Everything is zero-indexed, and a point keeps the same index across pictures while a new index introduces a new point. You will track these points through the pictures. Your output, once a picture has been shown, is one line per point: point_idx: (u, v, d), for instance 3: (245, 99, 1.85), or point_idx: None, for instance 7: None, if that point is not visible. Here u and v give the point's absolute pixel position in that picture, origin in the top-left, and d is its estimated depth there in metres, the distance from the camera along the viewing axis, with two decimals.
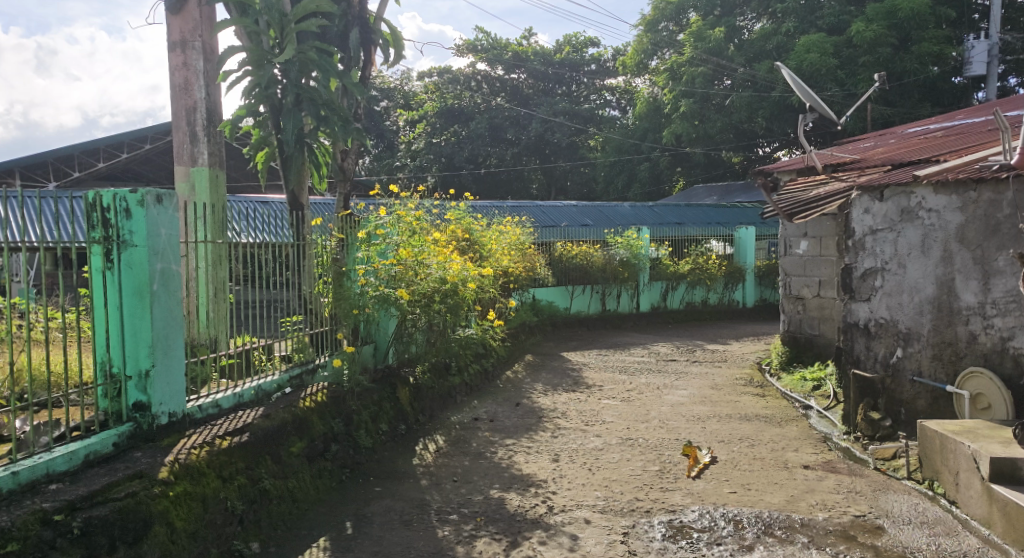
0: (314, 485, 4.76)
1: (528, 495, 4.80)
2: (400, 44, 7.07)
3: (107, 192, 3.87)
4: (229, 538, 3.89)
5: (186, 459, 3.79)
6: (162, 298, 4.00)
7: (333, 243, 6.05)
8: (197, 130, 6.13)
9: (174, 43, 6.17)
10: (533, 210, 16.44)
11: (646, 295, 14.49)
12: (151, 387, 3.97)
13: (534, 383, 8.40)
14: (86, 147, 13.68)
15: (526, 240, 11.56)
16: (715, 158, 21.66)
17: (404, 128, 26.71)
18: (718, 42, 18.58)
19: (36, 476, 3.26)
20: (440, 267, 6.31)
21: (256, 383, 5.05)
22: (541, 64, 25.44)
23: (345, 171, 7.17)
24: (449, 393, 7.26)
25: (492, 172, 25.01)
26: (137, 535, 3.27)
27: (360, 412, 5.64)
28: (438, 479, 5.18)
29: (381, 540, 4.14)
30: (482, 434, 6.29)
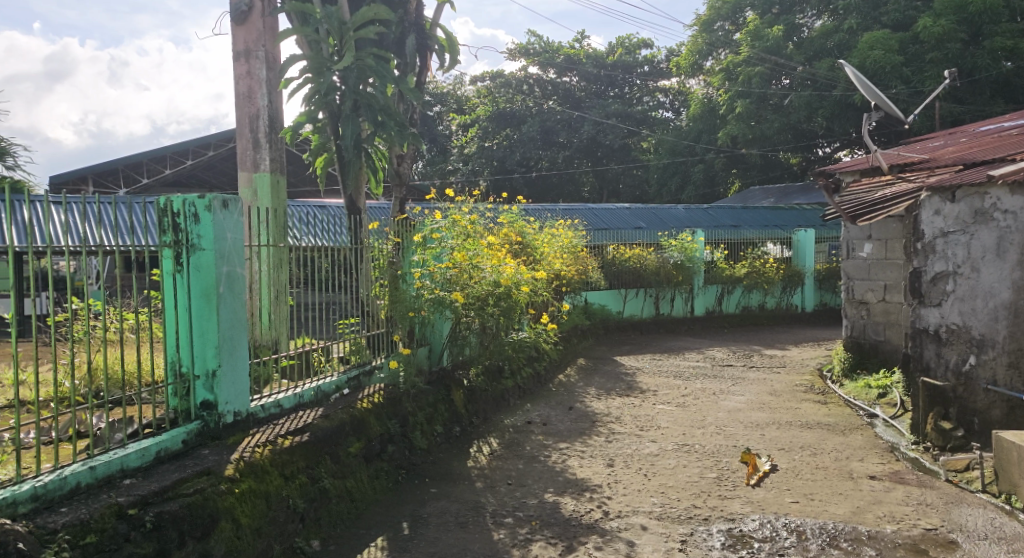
0: (371, 486, 4.82)
1: (583, 500, 4.77)
2: (456, 49, 7.14)
3: (177, 197, 4.01)
4: (291, 535, 3.98)
5: (251, 457, 3.89)
6: (228, 300, 4.15)
7: (389, 246, 6.12)
8: (259, 137, 6.31)
9: (239, 53, 6.38)
10: (586, 213, 16.40)
11: (701, 299, 14.29)
12: (218, 386, 4.10)
13: (587, 387, 8.37)
14: (154, 155, 14.22)
15: (579, 242, 11.52)
16: (773, 159, 21.23)
17: (457, 132, 27.05)
18: (776, 40, 18.23)
19: (112, 470, 3.38)
20: (494, 270, 6.38)
21: (315, 384, 5.17)
22: (593, 67, 25.32)
23: (402, 175, 7.22)
24: (503, 395, 7.30)
25: (544, 175, 25.05)
26: (205, 531, 3.37)
27: (416, 414, 5.71)
28: (493, 481, 5.20)
29: (437, 541, 4.18)
30: (537, 438, 6.29)
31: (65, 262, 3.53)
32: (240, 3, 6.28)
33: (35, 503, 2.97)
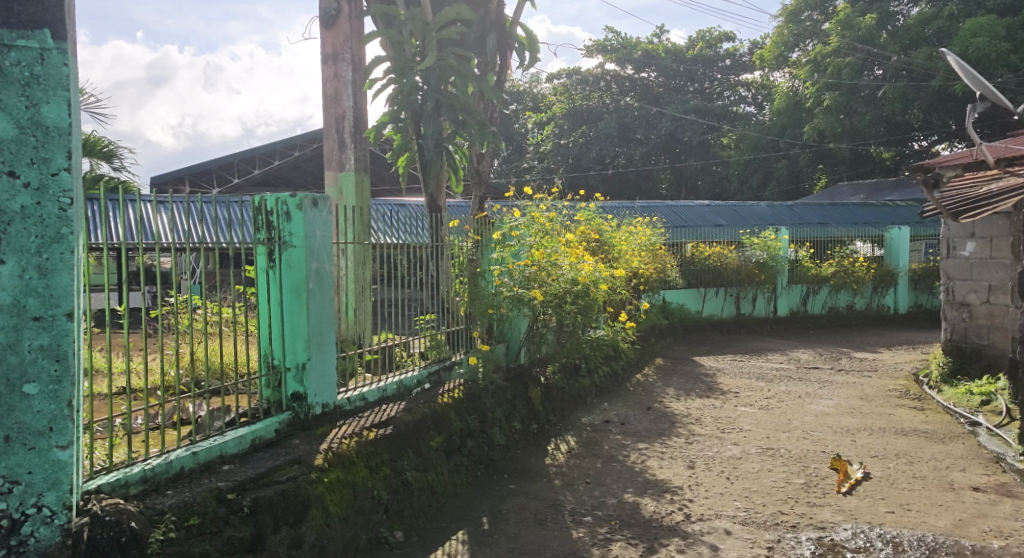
0: (452, 480, 4.89)
1: (663, 502, 4.70)
2: (535, 47, 7.15)
3: (269, 196, 4.16)
4: (376, 525, 4.09)
5: (338, 448, 4.00)
6: (317, 296, 4.28)
7: (469, 244, 6.20)
8: (345, 137, 6.51)
9: (326, 55, 6.57)
10: (665, 210, 16.16)
11: (784, 299, 13.86)
12: (307, 378, 4.25)
13: (665, 387, 8.25)
14: (244, 156, 14.87)
15: (657, 240, 11.36)
16: (863, 154, 20.33)
17: (533, 131, 27.09)
18: (869, 29, 17.43)
19: (212, 456, 3.55)
20: (573, 267, 6.32)
21: (397, 378, 5.28)
22: (672, 62, 24.81)
23: (481, 174, 7.28)
24: (580, 394, 7.28)
25: (620, 172, 24.86)
26: (297, 517, 3.51)
27: (494, 410, 5.75)
28: (571, 480, 5.20)
29: (517, 537, 4.21)
30: (615, 437, 6.24)
31: (169, 258, 3.67)
32: (329, 8, 6.48)
33: (145, 485, 3.15)
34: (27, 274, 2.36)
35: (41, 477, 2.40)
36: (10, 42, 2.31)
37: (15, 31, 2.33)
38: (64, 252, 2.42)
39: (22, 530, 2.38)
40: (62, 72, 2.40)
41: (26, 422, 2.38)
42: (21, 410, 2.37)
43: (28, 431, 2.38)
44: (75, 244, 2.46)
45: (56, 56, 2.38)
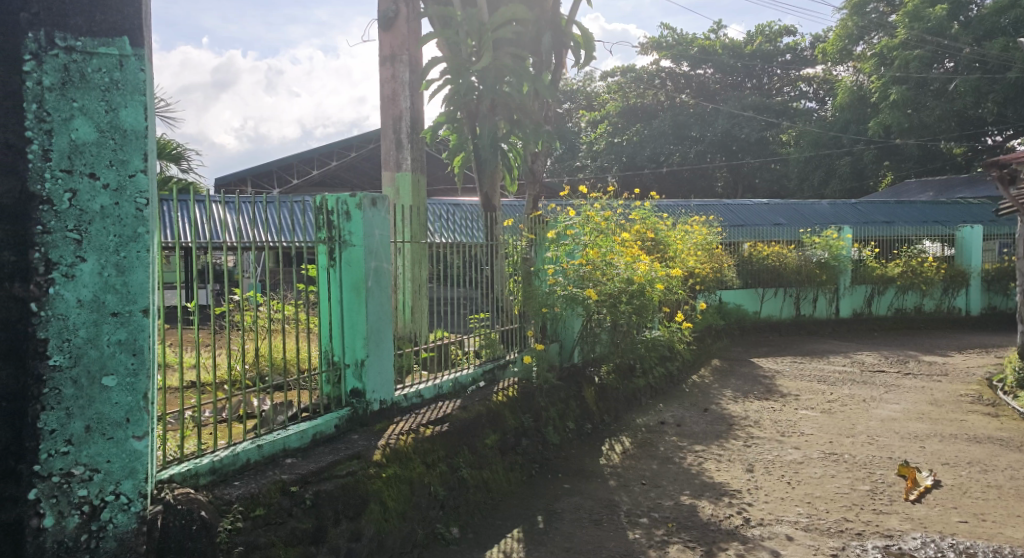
0: (506, 477, 4.92)
1: (722, 505, 4.62)
2: (591, 45, 7.11)
3: (330, 196, 4.24)
4: (433, 521, 4.14)
5: (396, 444, 4.06)
6: (375, 294, 4.35)
7: (523, 243, 6.26)
8: (402, 138, 6.60)
9: (385, 58, 6.67)
10: (721, 209, 15.86)
11: (847, 300, 13.43)
12: (365, 375, 4.33)
13: (723, 389, 8.10)
14: (303, 156, 15.23)
15: (714, 240, 11.15)
16: (932, 150, 19.57)
17: (586, 129, 26.96)
18: (940, 20, 16.81)
19: (276, 450, 3.65)
20: (628, 267, 6.26)
21: (453, 375, 5.33)
22: (730, 58, 24.32)
23: (535, 173, 7.28)
24: (635, 395, 7.20)
25: (675, 171, 24.50)
26: (357, 511, 3.58)
27: (549, 409, 5.73)
28: (626, 481, 5.15)
29: (573, 537, 4.20)
30: (671, 439, 6.17)
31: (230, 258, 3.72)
32: (387, 10, 6.56)
33: (213, 476, 3.26)
34: (107, 271, 2.35)
35: (119, 466, 2.39)
36: (92, 49, 2.31)
37: (96, 38, 2.32)
38: (141, 250, 2.41)
39: (102, 516, 2.38)
40: (140, 78, 2.40)
41: (105, 412, 2.36)
42: (100, 401, 2.35)
43: (107, 422, 2.37)
44: (150, 242, 2.45)
45: (134, 62, 2.38)
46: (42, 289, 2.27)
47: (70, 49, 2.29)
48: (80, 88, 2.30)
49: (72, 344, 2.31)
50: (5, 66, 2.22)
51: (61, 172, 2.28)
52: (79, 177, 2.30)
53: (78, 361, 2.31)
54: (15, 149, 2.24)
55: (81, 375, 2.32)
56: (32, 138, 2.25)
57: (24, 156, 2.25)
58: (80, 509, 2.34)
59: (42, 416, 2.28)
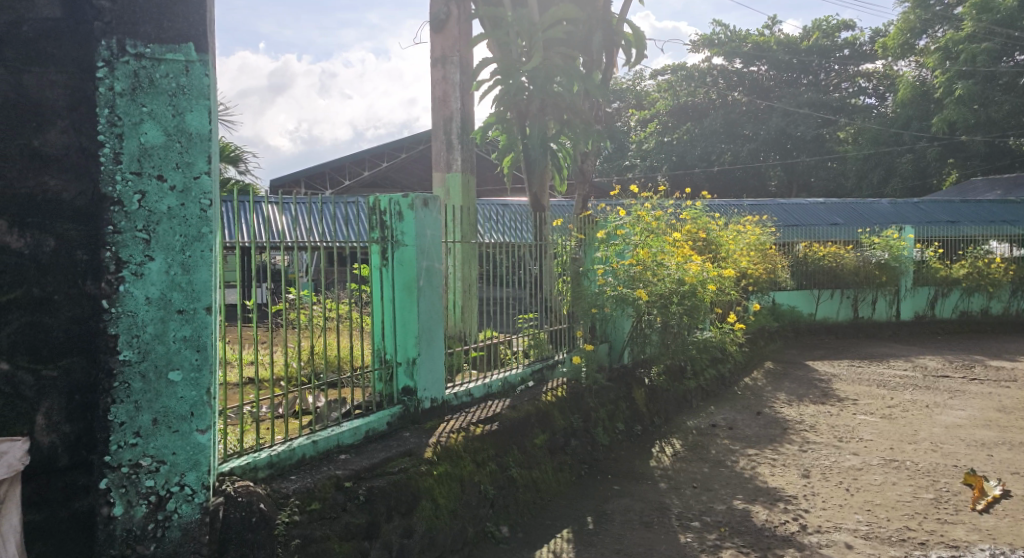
0: (556, 477, 4.91)
1: (777, 511, 4.53)
2: (642, 44, 7.05)
3: (383, 196, 4.29)
4: (483, 519, 4.17)
5: (447, 442, 4.09)
6: (427, 293, 4.40)
7: (572, 243, 6.24)
8: (452, 138, 6.66)
9: (436, 59, 6.73)
10: (775, 209, 15.52)
11: (909, 302, 13.00)
12: (417, 373, 4.38)
13: (777, 392, 7.94)
14: (355, 157, 15.47)
15: (768, 240, 10.91)
16: (1000, 146, 18.83)
17: (636, 128, 26.73)
18: (1010, 12, 16.21)
19: (330, 445, 3.73)
20: (679, 267, 6.18)
21: (502, 375, 5.36)
22: (785, 54, 23.79)
23: (585, 172, 7.25)
24: (686, 397, 7.11)
25: (726, 170, 24.02)
26: (409, 507, 3.62)
27: (598, 410, 5.69)
28: (677, 483, 5.09)
29: (623, 539, 4.17)
30: (722, 442, 6.08)
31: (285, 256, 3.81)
32: (439, 12, 6.63)
33: (271, 470, 3.34)
34: (173, 270, 2.43)
35: (183, 458, 2.47)
36: (160, 56, 2.39)
37: (163, 45, 2.40)
38: (205, 250, 2.48)
39: (167, 506, 2.46)
40: (204, 83, 2.46)
41: (172, 406, 2.45)
42: (166, 395, 2.44)
43: (173, 416, 2.45)
44: (214, 242, 2.52)
45: (199, 67, 2.45)
46: (112, 288, 2.36)
47: (141, 56, 2.38)
48: (148, 92, 2.38)
49: (140, 340, 2.40)
50: (80, 73, 2.34)
51: (131, 174, 2.37)
52: (147, 180, 2.39)
53: (146, 356, 2.40)
54: (88, 151, 2.34)
55: (149, 369, 2.41)
56: (104, 142, 2.35)
57: (97, 159, 2.35)
58: (147, 499, 2.43)
59: (113, 408, 2.38)
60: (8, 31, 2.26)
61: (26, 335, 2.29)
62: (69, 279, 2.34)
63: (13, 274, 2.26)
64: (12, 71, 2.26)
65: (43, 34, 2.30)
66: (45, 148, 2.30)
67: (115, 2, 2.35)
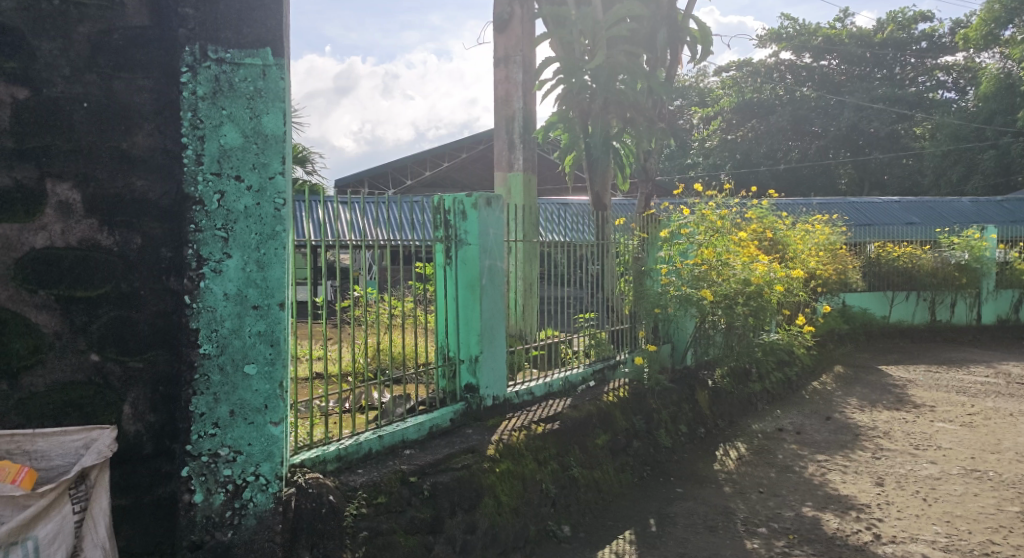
0: (617, 479, 4.87)
1: (849, 519, 4.39)
2: (708, 40, 6.92)
3: (447, 196, 4.33)
4: (544, 518, 4.18)
5: (509, 440, 4.10)
6: (489, 291, 4.42)
7: (634, 242, 6.18)
8: (514, 138, 6.68)
9: (499, 59, 6.76)
10: (845, 208, 15.02)
11: (991, 306, 12.46)
12: (479, 370, 4.41)
13: (847, 397, 7.68)
14: (416, 157, 15.65)
15: (838, 239, 10.53)
16: None
17: (698, 126, 26.26)
18: None
19: (396, 441, 3.80)
20: (745, 268, 6.06)
21: (563, 374, 5.35)
22: (857, 47, 23.03)
23: (648, 171, 7.16)
24: (750, 400, 6.95)
25: (793, 168, 23.36)
26: (472, 504, 3.66)
27: (660, 411, 5.62)
28: (742, 488, 4.99)
29: (687, 542, 4.11)
30: (790, 447, 5.93)
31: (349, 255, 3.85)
32: (502, 12, 6.66)
33: (339, 463, 3.42)
34: (249, 267, 2.51)
35: (258, 449, 2.55)
36: (239, 60, 2.47)
37: (243, 50, 2.49)
38: (279, 248, 2.55)
39: (243, 495, 2.54)
40: (280, 86, 2.53)
41: (247, 399, 2.53)
42: (242, 388, 2.52)
43: (248, 408, 2.54)
44: (287, 240, 2.59)
45: (275, 71, 2.52)
46: (193, 284, 2.46)
47: (221, 60, 2.46)
48: (228, 95, 2.47)
49: (218, 334, 2.49)
50: (165, 78, 2.45)
51: (211, 175, 2.46)
52: (226, 180, 2.48)
53: (224, 350, 2.49)
54: (172, 154, 2.46)
55: (226, 362, 2.50)
56: (188, 145, 2.45)
57: (181, 160, 2.46)
58: (225, 487, 2.52)
59: (194, 399, 2.47)
60: (99, 39, 2.39)
61: (115, 329, 2.41)
62: (154, 275, 2.45)
63: (103, 271, 2.39)
64: (103, 77, 2.39)
65: (132, 42, 2.42)
66: (133, 151, 2.42)
67: (198, 9, 2.45)
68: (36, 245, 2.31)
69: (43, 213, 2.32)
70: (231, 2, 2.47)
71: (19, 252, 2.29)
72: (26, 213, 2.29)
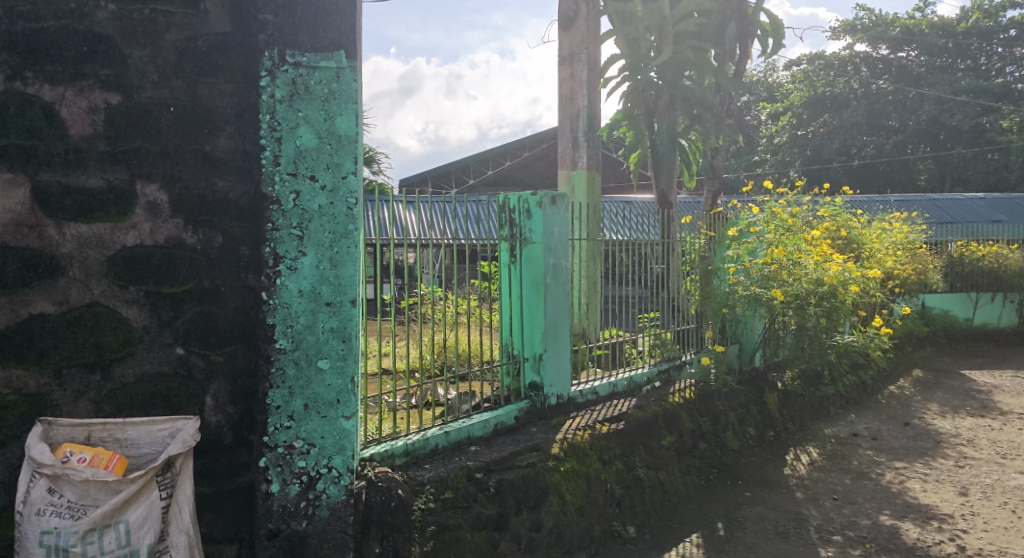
0: (683, 480, 4.80)
1: (930, 529, 4.21)
2: (780, 33, 6.75)
3: (513, 195, 4.36)
4: (609, 518, 4.15)
5: (573, 439, 4.08)
6: (553, 290, 4.41)
7: (701, 240, 6.08)
8: (578, 136, 6.68)
9: (563, 57, 6.72)
10: (925, 204, 14.46)
11: None
12: (543, 369, 4.42)
13: (927, 402, 7.37)
14: (478, 156, 15.78)
15: (919, 238, 9.99)
16: None
17: (767, 122, 25.61)
18: None
19: (461, 437, 3.84)
20: (818, 267, 5.84)
21: (627, 374, 5.30)
22: (939, 37, 22.00)
23: (715, 168, 7.02)
24: (823, 403, 6.73)
25: (868, 164, 22.50)
26: (537, 502, 3.67)
27: (728, 413, 5.51)
28: (815, 494, 4.85)
29: (756, 548, 4.02)
30: (865, 453, 5.72)
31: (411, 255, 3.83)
32: (567, 10, 6.54)
33: (407, 458, 3.48)
34: (322, 265, 2.58)
35: (330, 442, 2.62)
36: (314, 63, 2.55)
37: (319, 54, 2.56)
38: (351, 246, 2.61)
39: (317, 486, 2.61)
40: (353, 88, 2.59)
41: (320, 393, 2.60)
42: (316, 383, 2.59)
43: (321, 402, 2.61)
44: (358, 238, 2.65)
45: (349, 73, 2.59)
46: (270, 281, 2.54)
47: (298, 64, 2.54)
48: (305, 98, 2.54)
49: (293, 330, 2.56)
50: (245, 82, 2.54)
51: (288, 175, 2.54)
52: (302, 180, 2.55)
53: (298, 345, 2.56)
54: (251, 154, 2.55)
55: (301, 357, 2.57)
56: (266, 146, 2.53)
57: (259, 161, 2.54)
58: (299, 479, 2.59)
59: (270, 393, 2.55)
60: (185, 46, 2.49)
61: (198, 324, 2.51)
62: (234, 272, 2.55)
63: (187, 268, 2.49)
64: (188, 82, 2.49)
65: (214, 48, 2.52)
66: (215, 153, 2.52)
67: (277, 15, 2.53)
68: (127, 243, 2.43)
69: (133, 213, 2.43)
70: (309, 7, 2.54)
71: (112, 250, 2.41)
72: (118, 213, 2.41)
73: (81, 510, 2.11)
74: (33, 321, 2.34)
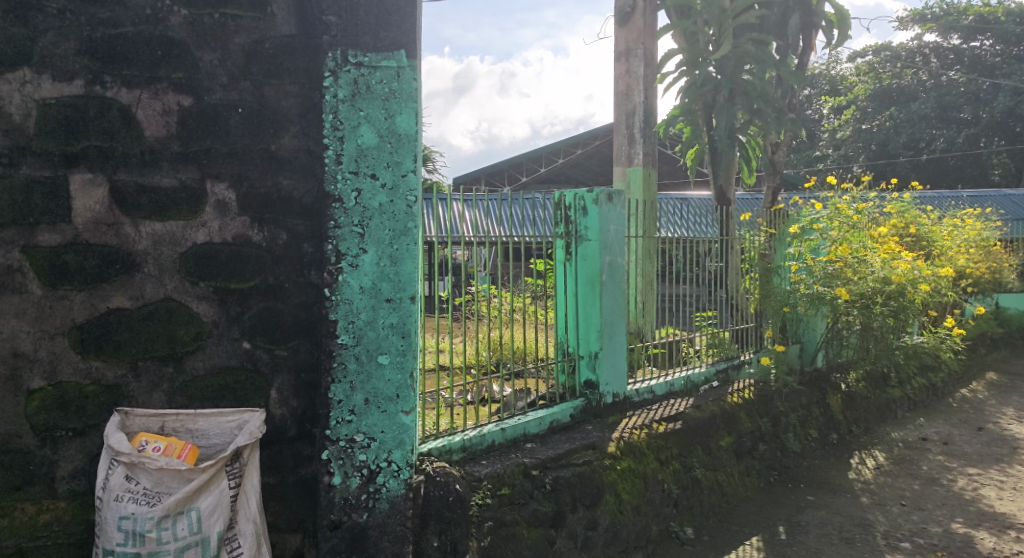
0: (742, 482, 4.71)
1: (1007, 539, 4.04)
2: (846, 23, 6.52)
3: (568, 192, 4.32)
4: (666, 518, 4.10)
5: (630, 438, 4.04)
6: (609, 288, 4.37)
7: (761, 238, 5.95)
8: (635, 132, 6.59)
9: (619, 53, 6.69)
10: (999, 200, 13.80)
11: None
12: (599, 367, 4.38)
13: (1002, 406, 7.04)
14: (531, 154, 15.77)
15: (993, 235, 9.57)
16: None
17: (829, 116, 24.86)
18: None
19: (517, 434, 3.85)
20: (885, 265, 5.58)
21: (684, 374, 5.20)
22: (1016, 25, 20.78)
23: (776, 164, 6.86)
24: (890, 406, 6.50)
25: (938, 158, 21.61)
26: (593, 500, 3.66)
27: (789, 414, 5.37)
28: (882, 499, 4.69)
29: (819, 553, 3.93)
30: (935, 458, 5.51)
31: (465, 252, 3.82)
32: (624, 4, 6.58)
33: (464, 453, 3.51)
34: (383, 262, 2.62)
35: (390, 436, 2.67)
36: (375, 63, 2.59)
37: (380, 53, 2.59)
38: (411, 244, 2.65)
39: (377, 480, 2.66)
40: (413, 86, 2.63)
41: (380, 388, 2.64)
42: (376, 378, 2.63)
43: (382, 396, 2.65)
44: (418, 235, 2.68)
45: (409, 72, 2.62)
46: (333, 277, 2.58)
47: (360, 64, 2.58)
48: (366, 97, 2.59)
49: (355, 325, 2.60)
50: (309, 83, 2.60)
51: (350, 174, 2.58)
52: (363, 178, 2.59)
53: (360, 340, 2.61)
54: (314, 154, 2.61)
55: (361, 353, 2.61)
56: (329, 145, 2.58)
57: (322, 159, 2.60)
58: (361, 472, 2.64)
59: (332, 387, 2.59)
60: (252, 48, 2.56)
61: (264, 319, 2.58)
62: (297, 269, 2.61)
63: (253, 264, 2.57)
64: (256, 84, 2.57)
65: (280, 51, 2.58)
66: (280, 152, 2.59)
67: (340, 16, 2.57)
68: (197, 241, 2.51)
69: (204, 211, 2.51)
70: (371, 9, 2.59)
71: (184, 247, 2.50)
72: (189, 211, 2.50)
73: (156, 497, 2.20)
74: (111, 315, 2.44)
